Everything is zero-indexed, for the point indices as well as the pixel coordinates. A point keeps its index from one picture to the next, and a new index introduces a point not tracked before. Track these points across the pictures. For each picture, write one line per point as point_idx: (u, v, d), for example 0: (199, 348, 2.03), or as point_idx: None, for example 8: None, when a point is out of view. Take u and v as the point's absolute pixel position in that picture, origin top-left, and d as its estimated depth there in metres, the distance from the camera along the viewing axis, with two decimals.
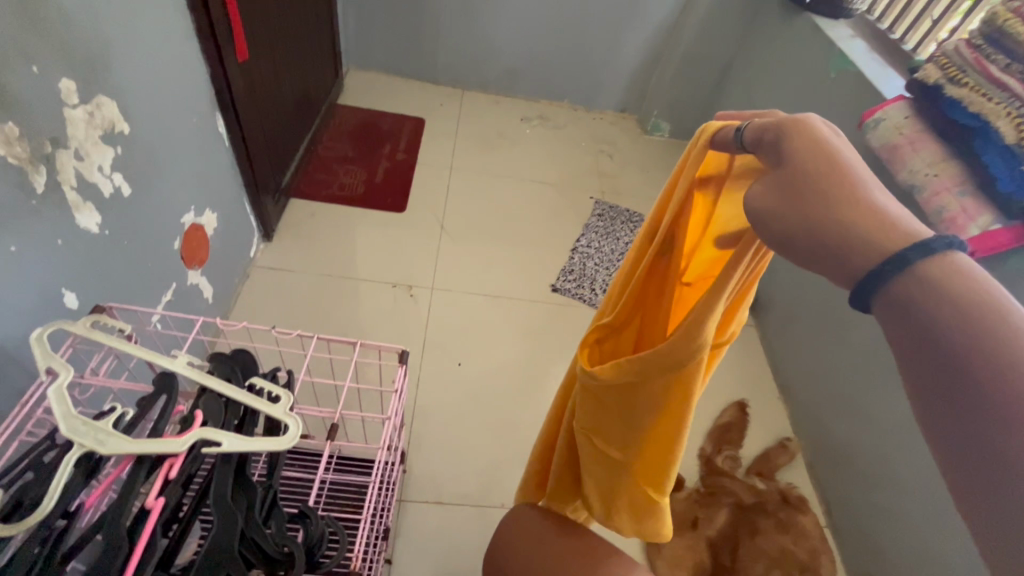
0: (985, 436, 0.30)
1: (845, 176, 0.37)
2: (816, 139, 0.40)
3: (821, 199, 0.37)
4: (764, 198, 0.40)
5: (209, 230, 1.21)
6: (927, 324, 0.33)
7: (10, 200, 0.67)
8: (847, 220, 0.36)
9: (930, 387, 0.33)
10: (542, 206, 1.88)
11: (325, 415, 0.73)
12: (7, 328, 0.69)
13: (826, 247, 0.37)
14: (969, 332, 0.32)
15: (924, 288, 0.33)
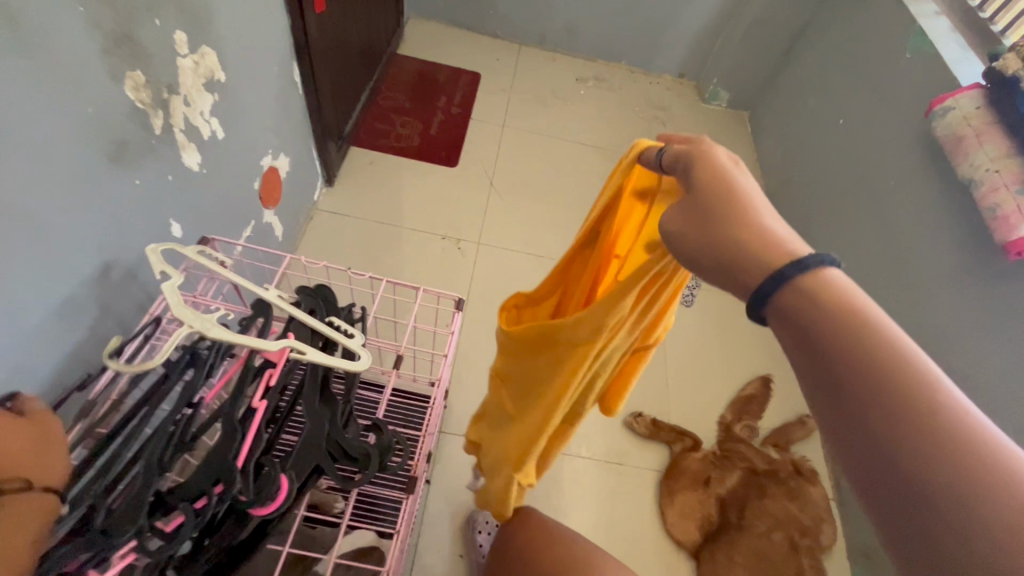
0: (871, 432, 0.32)
1: (738, 202, 0.43)
2: (716, 167, 0.46)
3: (723, 223, 0.42)
4: (674, 220, 0.46)
5: (282, 172, 1.31)
6: (809, 332, 0.36)
7: (136, 139, 0.78)
8: (740, 241, 0.41)
9: (822, 391, 0.35)
10: (590, 170, 1.91)
11: (390, 349, 0.83)
12: (130, 250, 0.81)
13: (723, 265, 0.42)
14: (849, 337, 0.34)
15: (803, 300, 0.36)
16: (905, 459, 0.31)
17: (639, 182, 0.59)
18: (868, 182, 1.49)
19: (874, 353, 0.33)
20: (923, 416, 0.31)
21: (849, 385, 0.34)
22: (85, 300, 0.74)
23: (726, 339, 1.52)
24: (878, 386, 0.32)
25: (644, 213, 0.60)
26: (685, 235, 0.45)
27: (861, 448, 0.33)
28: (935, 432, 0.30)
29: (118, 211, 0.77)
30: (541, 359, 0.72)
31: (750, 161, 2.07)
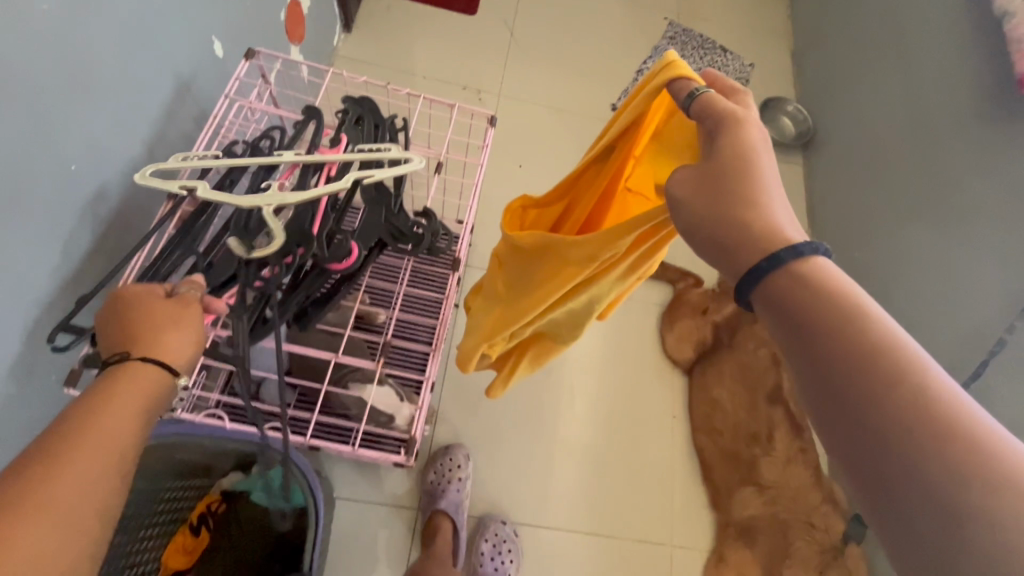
0: (858, 414, 0.34)
1: (749, 169, 0.46)
2: (745, 140, 0.47)
3: (733, 198, 0.45)
4: (685, 181, 0.48)
5: (304, 8, 1.29)
6: (800, 317, 0.38)
7: None
8: (752, 219, 0.43)
9: (811, 374, 0.37)
10: (614, 22, 1.84)
11: (429, 158, 0.88)
12: (181, 60, 0.86)
13: (726, 240, 0.44)
14: (841, 323, 0.36)
15: (794, 285, 0.39)
16: (891, 444, 0.32)
17: (658, 119, 0.60)
18: (902, 30, 1.45)
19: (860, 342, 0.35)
20: (910, 400, 0.32)
21: (836, 376, 0.35)
22: (147, 100, 0.80)
23: None
24: (861, 375, 0.34)
25: (657, 152, 0.62)
26: (691, 200, 0.47)
27: (850, 432, 0.34)
28: (922, 420, 0.31)
29: (168, 15, 0.80)
30: (533, 275, 0.72)
31: (781, 18, 1.97)
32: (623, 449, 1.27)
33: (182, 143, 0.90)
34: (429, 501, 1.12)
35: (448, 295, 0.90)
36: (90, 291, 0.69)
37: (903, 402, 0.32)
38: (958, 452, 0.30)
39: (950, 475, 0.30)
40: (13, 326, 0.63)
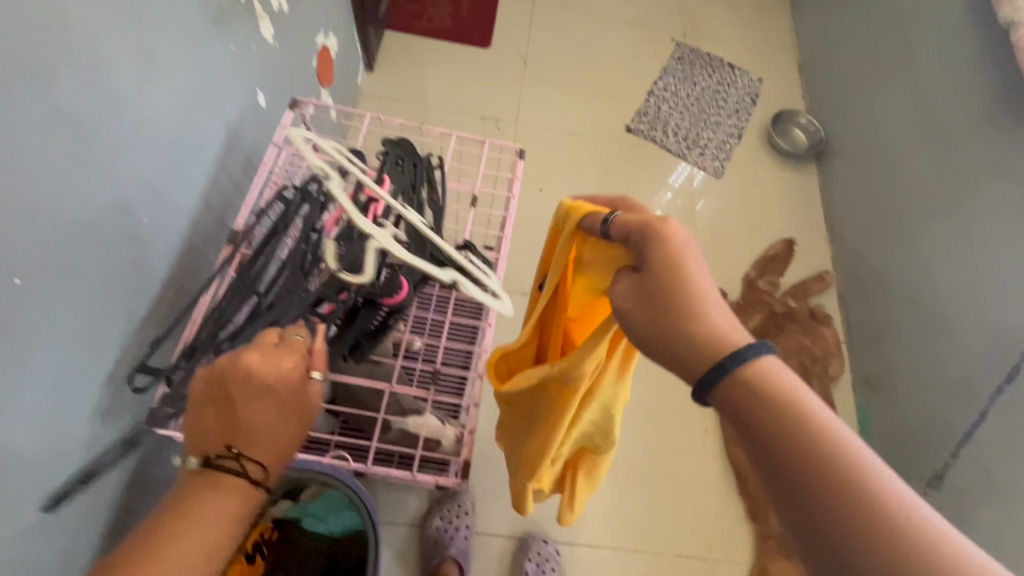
0: (816, 520, 0.38)
1: (683, 280, 0.47)
2: (672, 250, 0.48)
3: (678, 309, 0.46)
4: (625, 299, 0.50)
5: (333, 53, 1.36)
6: (755, 424, 0.41)
7: (229, 7, 0.86)
8: (695, 329, 0.45)
9: (773, 480, 0.40)
10: (624, 46, 1.90)
11: (465, 192, 0.94)
12: (232, 114, 0.92)
13: (678, 348, 0.46)
14: (791, 433, 0.39)
15: (745, 391, 0.42)
16: (851, 550, 0.36)
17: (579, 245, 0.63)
18: (908, 42, 1.49)
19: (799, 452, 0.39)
20: (859, 507, 0.36)
21: (790, 483, 0.39)
22: (204, 152, 0.86)
23: (753, 209, 1.66)
24: (815, 478, 0.38)
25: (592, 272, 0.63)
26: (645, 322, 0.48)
27: (815, 539, 0.38)
28: (873, 530, 0.35)
29: (221, 76, 0.87)
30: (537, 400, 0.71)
31: (786, 32, 2.01)
32: (665, 478, 1.27)
33: (234, 190, 0.96)
34: (436, 549, 1.10)
35: (488, 321, 0.95)
36: (162, 333, 0.74)
37: (854, 508, 0.36)
38: (906, 547, 0.34)
39: (903, 573, 0.34)
40: (97, 366, 0.68)
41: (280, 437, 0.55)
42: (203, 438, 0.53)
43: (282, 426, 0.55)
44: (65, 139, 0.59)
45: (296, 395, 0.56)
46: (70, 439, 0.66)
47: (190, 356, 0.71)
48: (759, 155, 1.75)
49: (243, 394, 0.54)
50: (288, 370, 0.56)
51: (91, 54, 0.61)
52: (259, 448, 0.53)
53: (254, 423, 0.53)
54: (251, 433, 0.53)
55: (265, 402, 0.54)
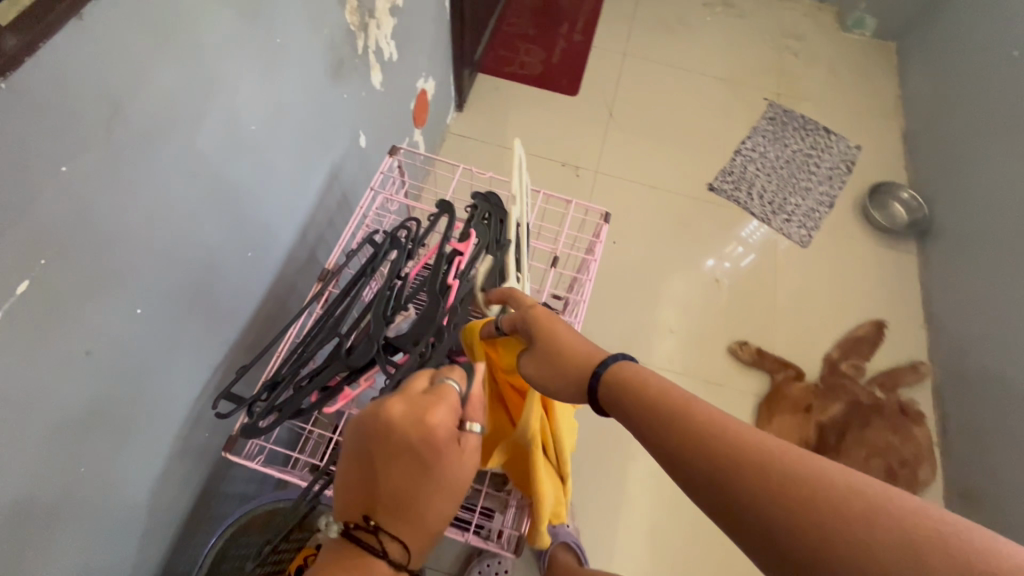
0: (688, 449, 0.44)
1: (559, 329, 0.63)
2: (544, 316, 0.64)
3: (561, 344, 0.61)
4: (528, 363, 0.64)
5: (430, 95, 1.42)
6: (629, 408, 0.51)
7: (347, 59, 0.92)
8: (576, 355, 0.60)
9: (656, 442, 0.47)
10: (714, 101, 1.87)
11: (547, 250, 0.94)
12: (337, 156, 0.98)
13: (572, 367, 0.59)
14: (649, 397, 0.50)
15: (616, 381, 0.54)
16: (713, 457, 0.42)
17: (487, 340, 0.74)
18: None
19: (675, 406, 0.47)
20: (708, 426, 0.44)
21: (662, 431, 0.47)
22: (309, 191, 0.92)
23: (841, 283, 1.56)
24: (672, 418, 0.47)
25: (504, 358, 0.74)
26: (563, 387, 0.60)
27: (694, 464, 0.43)
28: (718, 434, 0.43)
29: (332, 121, 0.93)
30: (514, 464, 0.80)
31: (891, 98, 1.91)
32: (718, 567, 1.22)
33: (328, 225, 1.01)
34: None
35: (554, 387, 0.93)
36: (248, 361, 0.78)
37: (705, 427, 0.44)
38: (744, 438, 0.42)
39: (749, 454, 0.40)
40: (191, 389, 0.72)
41: (424, 515, 0.56)
42: (352, 503, 0.58)
43: (427, 502, 0.56)
44: (197, 183, 0.64)
45: (440, 476, 0.56)
46: (151, 460, 0.68)
47: (272, 389, 0.74)
48: (851, 227, 1.65)
49: (391, 465, 0.56)
50: (434, 445, 0.56)
51: (231, 109, 0.66)
52: (399, 525, 0.56)
53: (400, 498, 0.56)
54: (396, 510, 0.56)
55: (411, 477, 0.56)
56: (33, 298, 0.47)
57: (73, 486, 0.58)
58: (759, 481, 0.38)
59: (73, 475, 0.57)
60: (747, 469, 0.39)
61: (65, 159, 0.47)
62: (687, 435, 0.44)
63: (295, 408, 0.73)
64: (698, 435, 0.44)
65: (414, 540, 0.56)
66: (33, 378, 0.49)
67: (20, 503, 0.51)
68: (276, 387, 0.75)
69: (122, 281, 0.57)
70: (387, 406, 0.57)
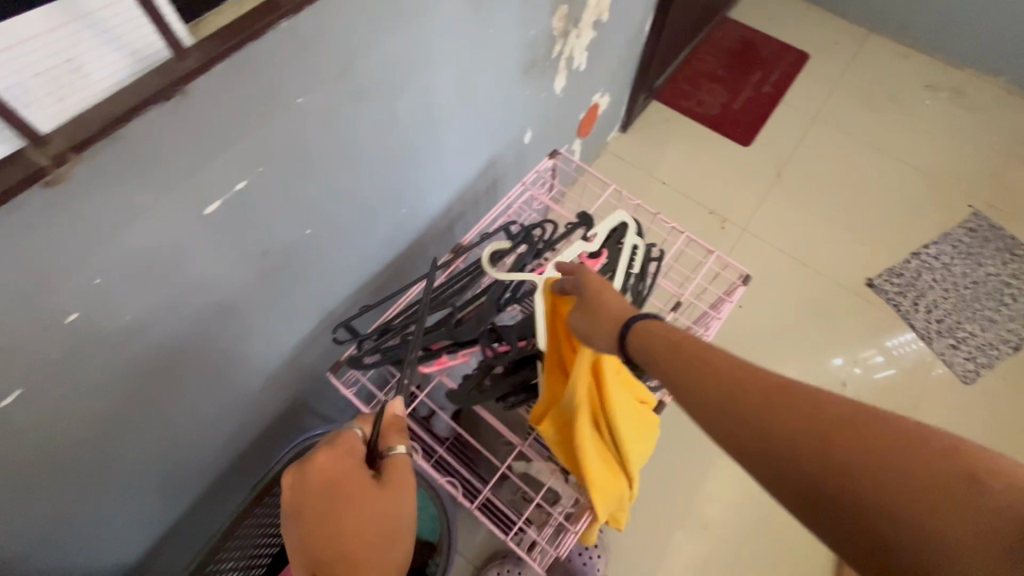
0: (755, 419, 0.44)
1: (606, 290, 0.63)
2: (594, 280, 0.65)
3: (605, 304, 0.62)
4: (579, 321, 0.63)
5: (600, 110, 1.44)
6: (668, 372, 0.52)
7: (540, 59, 0.97)
8: (618, 312, 0.61)
9: (716, 412, 0.47)
10: (903, 192, 1.66)
11: (671, 292, 0.91)
12: (500, 145, 1.03)
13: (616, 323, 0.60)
14: (690, 359, 0.51)
15: (652, 339, 0.55)
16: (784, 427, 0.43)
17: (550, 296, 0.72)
18: None
19: (717, 370, 0.49)
20: (764, 390, 0.45)
21: (715, 395, 0.48)
22: (467, 170, 0.98)
23: (999, 440, 1.31)
24: (724, 387, 0.48)
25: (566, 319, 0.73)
26: (598, 332, 0.61)
27: (762, 430, 0.44)
28: (780, 399, 0.44)
29: (508, 112, 0.98)
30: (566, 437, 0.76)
31: None
32: None
33: (471, 206, 1.07)
34: None
35: None
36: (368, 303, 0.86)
37: (763, 395, 0.45)
38: (808, 401, 0.43)
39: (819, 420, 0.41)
40: (317, 311, 0.81)
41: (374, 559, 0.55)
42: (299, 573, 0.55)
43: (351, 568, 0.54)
44: (385, 136, 0.71)
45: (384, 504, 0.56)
46: (269, 359, 0.78)
47: (381, 334, 0.81)
48: None
49: (309, 533, 0.55)
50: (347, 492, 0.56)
51: (432, 82, 0.73)
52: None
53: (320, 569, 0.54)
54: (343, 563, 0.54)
55: (354, 517, 0.55)
56: (240, 196, 0.56)
57: (209, 360, 0.67)
58: (838, 445, 0.39)
59: (212, 349, 0.67)
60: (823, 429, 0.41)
61: (300, 93, 0.55)
62: (760, 390, 0.46)
63: (393, 358, 0.79)
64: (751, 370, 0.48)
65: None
66: (214, 260, 0.58)
67: (170, 353, 0.61)
68: (384, 334, 0.81)
69: (303, 202, 0.65)
70: (316, 455, 0.57)
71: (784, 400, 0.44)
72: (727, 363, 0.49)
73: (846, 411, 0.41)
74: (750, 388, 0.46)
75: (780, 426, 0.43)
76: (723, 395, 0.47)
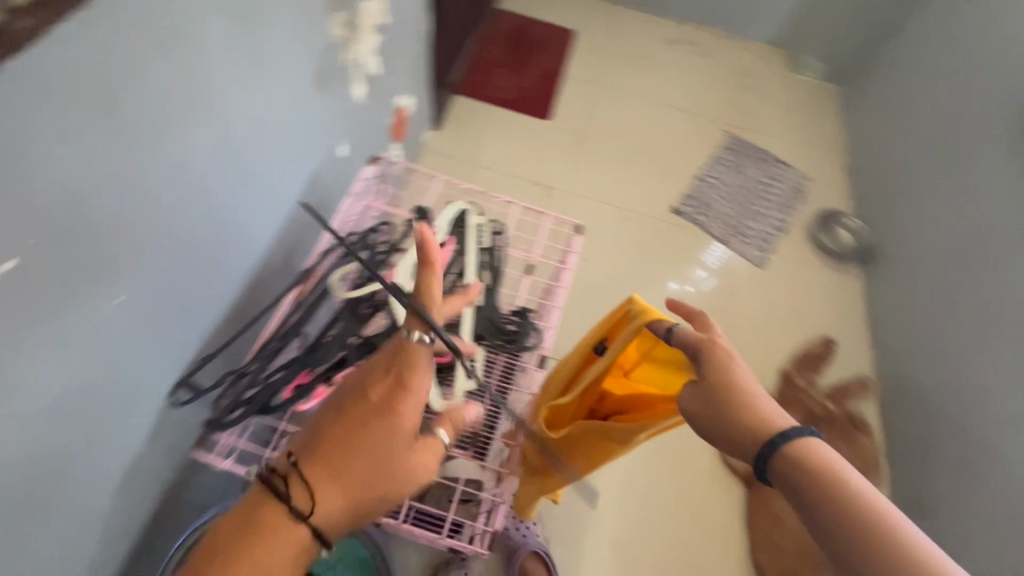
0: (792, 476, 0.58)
1: (719, 355, 0.67)
2: (717, 351, 0.67)
3: (707, 367, 0.66)
4: (691, 391, 0.67)
5: (408, 112, 1.46)
6: (731, 424, 0.63)
7: (331, 69, 0.95)
8: (715, 375, 0.66)
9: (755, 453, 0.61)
10: (677, 131, 1.98)
11: (522, 258, 0.98)
12: (317, 164, 1.00)
13: (704, 381, 0.66)
14: (750, 414, 0.63)
15: (716, 395, 0.65)
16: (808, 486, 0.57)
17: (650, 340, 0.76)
18: (959, 161, 1.51)
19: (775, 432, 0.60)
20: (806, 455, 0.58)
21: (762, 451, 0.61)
22: (288, 195, 0.92)
23: (792, 303, 1.66)
24: (773, 446, 0.60)
25: (662, 361, 0.77)
26: (704, 409, 0.66)
27: (796, 488, 0.57)
28: (817, 470, 0.57)
29: (315, 128, 0.95)
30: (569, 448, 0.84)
31: (837, 133, 2.08)
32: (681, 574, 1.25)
33: (306, 232, 1.02)
34: None
35: (519, 398, 0.98)
36: (214, 352, 0.79)
37: (803, 459, 0.58)
38: (832, 477, 0.56)
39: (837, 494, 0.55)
40: (159, 386, 0.71)
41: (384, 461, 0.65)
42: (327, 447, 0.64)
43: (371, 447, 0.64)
44: (184, 175, 0.65)
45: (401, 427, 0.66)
46: (114, 458, 0.66)
47: (238, 378, 0.75)
48: (805, 251, 1.76)
49: (346, 409, 0.66)
50: (392, 394, 0.66)
51: (221, 109, 0.68)
52: (313, 469, 0.63)
53: (336, 446, 0.64)
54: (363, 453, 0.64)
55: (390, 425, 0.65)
56: (15, 277, 0.47)
57: (31, 483, 0.55)
58: (840, 516, 0.54)
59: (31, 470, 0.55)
60: (836, 506, 0.54)
61: (60, 141, 0.48)
62: (805, 461, 0.58)
63: (263, 402, 0.73)
64: (805, 443, 0.59)
65: (323, 492, 0.62)
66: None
67: None
68: (242, 377, 0.75)
69: (103, 265, 0.56)
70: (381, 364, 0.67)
71: (828, 477, 0.56)
72: (792, 436, 0.60)
73: (859, 496, 0.54)
74: (800, 455, 0.58)
75: (814, 492, 0.56)
76: (771, 455, 0.60)
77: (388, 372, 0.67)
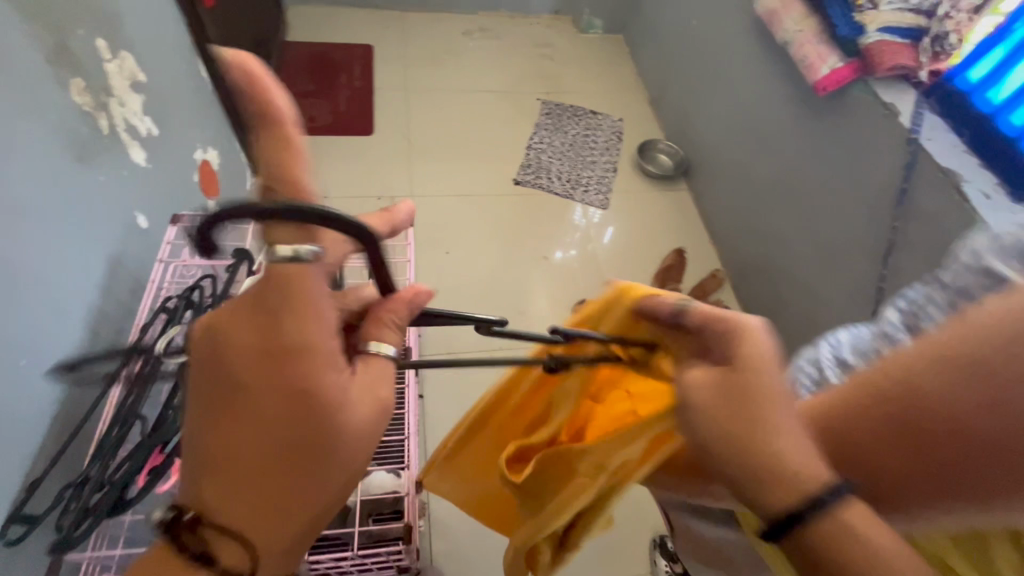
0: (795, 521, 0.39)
1: (756, 343, 0.43)
2: (758, 347, 0.43)
3: (738, 367, 0.42)
4: (702, 386, 0.44)
5: (214, 165, 1.39)
6: (729, 439, 0.41)
7: (89, 139, 0.87)
8: (748, 375, 0.42)
9: (749, 480, 0.41)
10: (496, 111, 2.08)
11: None
12: (112, 242, 0.92)
13: (726, 389, 0.42)
14: (768, 426, 0.40)
15: (715, 407, 0.43)
16: (823, 540, 0.38)
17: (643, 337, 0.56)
18: (721, 68, 1.74)
19: (792, 456, 0.40)
20: (828, 490, 0.39)
21: (759, 483, 0.40)
22: (86, 282, 0.84)
23: (639, 229, 1.83)
24: (776, 479, 0.40)
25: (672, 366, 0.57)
26: (717, 424, 0.42)
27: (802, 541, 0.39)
28: (842, 521, 0.38)
29: (93, 205, 0.87)
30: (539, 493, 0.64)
31: (632, 75, 2.31)
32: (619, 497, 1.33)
33: (125, 316, 0.94)
34: None
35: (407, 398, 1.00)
36: (41, 472, 0.70)
37: (822, 496, 0.39)
38: (863, 530, 0.38)
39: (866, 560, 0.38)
40: None
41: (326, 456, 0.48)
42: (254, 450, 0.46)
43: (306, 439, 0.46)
44: None
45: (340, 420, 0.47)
46: None
47: (81, 486, 0.68)
48: (636, 182, 1.95)
49: (261, 391, 0.44)
50: (274, 362, 0.44)
51: None
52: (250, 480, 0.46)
53: (273, 450, 0.46)
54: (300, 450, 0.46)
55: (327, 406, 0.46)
56: None
57: None
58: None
59: None
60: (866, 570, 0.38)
61: None
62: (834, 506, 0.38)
63: (115, 499, 0.67)
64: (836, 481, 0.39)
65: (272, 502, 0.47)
66: None
67: None
68: (83, 483, 0.68)
69: None
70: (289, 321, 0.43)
71: (861, 534, 0.38)
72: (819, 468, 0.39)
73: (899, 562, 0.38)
74: (829, 491, 0.39)
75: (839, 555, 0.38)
76: (778, 498, 0.40)
77: (253, 326, 0.43)
